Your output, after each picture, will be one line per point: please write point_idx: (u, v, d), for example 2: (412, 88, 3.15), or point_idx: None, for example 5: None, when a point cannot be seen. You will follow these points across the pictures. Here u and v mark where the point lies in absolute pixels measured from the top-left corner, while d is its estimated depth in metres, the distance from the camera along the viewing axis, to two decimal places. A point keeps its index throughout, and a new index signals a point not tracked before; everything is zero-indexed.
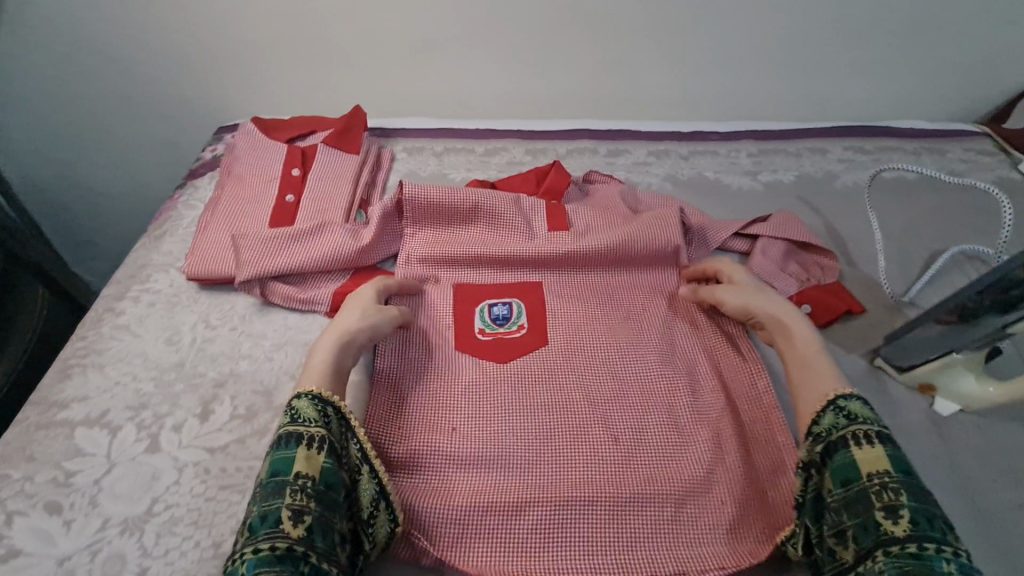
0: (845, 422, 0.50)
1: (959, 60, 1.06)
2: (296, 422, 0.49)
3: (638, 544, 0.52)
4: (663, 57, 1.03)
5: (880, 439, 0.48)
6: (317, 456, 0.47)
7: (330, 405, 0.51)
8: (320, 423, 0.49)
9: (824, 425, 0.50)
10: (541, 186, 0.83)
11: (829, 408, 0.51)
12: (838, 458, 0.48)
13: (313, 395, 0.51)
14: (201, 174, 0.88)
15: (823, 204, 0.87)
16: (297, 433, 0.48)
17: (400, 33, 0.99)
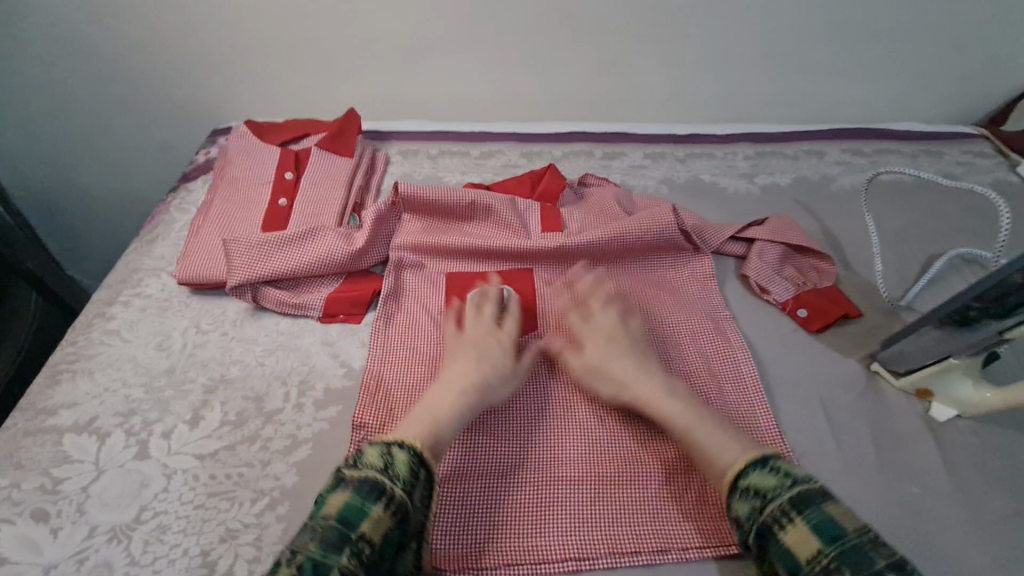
0: (761, 503, 0.48)
1: (957, 62, 1.06)
2: (384, 474, 0.48)
3: (624, 521, 0.53)
4: (660, 59, 1.03)
5: (797, 510, 0.46)
6: (386, 519, 0.45)
7: (423, 469, 0.49)
8: (406, 483, 0.47)
9: (743, 513, 0.48)
10: (536, 189, 0.82)
11: (737, 492, 0.50)
12: (775, 546, 0.45)
13: (416, 450, 0.50)
14: (194, 178, 0.87)
15: (819, 207, 0.86)
16: (379, 486, 0.46)
17: (396, 35, 0.99)
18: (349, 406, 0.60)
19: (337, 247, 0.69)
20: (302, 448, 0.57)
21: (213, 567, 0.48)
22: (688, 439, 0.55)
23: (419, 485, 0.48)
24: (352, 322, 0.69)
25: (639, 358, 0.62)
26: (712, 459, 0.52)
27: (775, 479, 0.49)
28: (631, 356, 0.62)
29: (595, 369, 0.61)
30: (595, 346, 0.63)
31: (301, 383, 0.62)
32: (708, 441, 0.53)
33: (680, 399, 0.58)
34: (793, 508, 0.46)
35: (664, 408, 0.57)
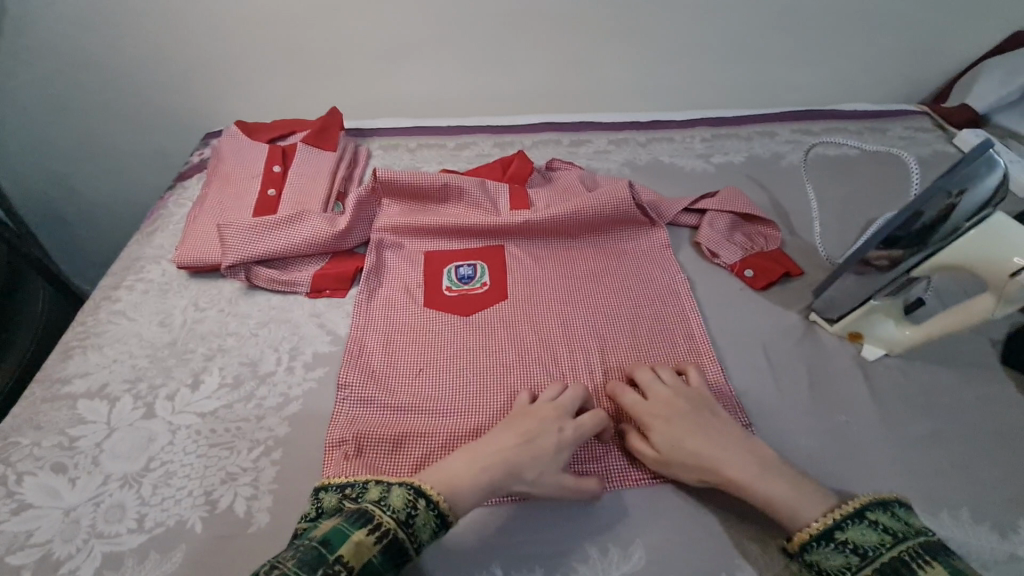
0: (890, 540, 0.44)
1: (900, 46, 1.13)
2: (379, 505, 0.47)
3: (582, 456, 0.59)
4: (621, 54, 1.10)
5: (933, 555, 0.43)
6: (370, 547, 0.44)
7: (422, 499, 0.48)
8: (395, 516, 0.46)
9: (868, 543, 0.45)
10: (505, 174, 0.89)
11: (860, 521, 0.46)
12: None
13: (416, 487, 0.48)
14: (189, 177, 0.94)
15: (768, 181, 0.94)
16: (369, 514, 0.46)
17: (373, 39, 1.06)
18: (334, 367, 0.67)
19: (322, 230, 0.76)
20: (294, 404, 0.63)
21: (215, 504, 0.54)
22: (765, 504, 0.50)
23: (419, 515, 0.47)
24: (337, 296, 0.75)
25: (707, 425, 0.56)
26: (796, 516, 0.48)
27: (905, 525, 0.45)
28: (708, 426, 0.56)
29: (669, 444, 0.55)
30: (672, 419, 0.56)
31: (291, 349, 0.68)
32: (790, 500, 0.49)
33: (739, 457, 0.52)
34: (928, 553, 0.43)
35: (730, 475, 0.52)
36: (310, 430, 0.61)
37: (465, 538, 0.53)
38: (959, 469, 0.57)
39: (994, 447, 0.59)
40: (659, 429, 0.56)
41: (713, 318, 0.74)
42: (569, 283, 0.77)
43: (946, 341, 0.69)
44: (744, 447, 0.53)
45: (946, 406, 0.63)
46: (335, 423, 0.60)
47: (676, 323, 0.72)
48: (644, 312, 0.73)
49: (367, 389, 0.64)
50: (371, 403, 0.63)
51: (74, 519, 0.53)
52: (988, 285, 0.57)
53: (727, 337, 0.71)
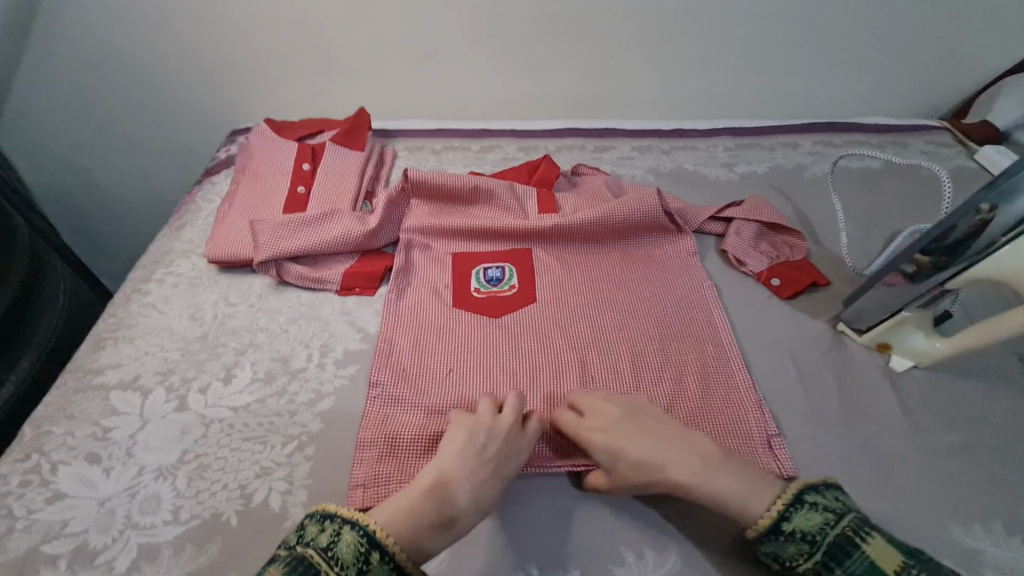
0: (831, 518, 0.47)
1: (921, 61, 1.15)
2: (326, 548, 0.45)
3: None
4: (646, 62, 1.11)
5: (869, 527, 0.46)
6: None
7: (376, 551, 0.46)
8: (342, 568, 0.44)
9: (813, 528, 0.48)
10: (532, 177, 0.90)
11: (801, 507, 0.49)
12: (853, 561, 0.45)
13: (365, 531, 0.47)
14: (217, 173, 0.95)
15: (792, 192, 0.94)
16: (315, 568, 0.43)
17: (401, 41, 1.06)
18: (366, 364, 0.67)
19: (353, 228, 0.76)
20: (326, 400, 0.63)
21: (250, 498, 0.54)
22: (715, 499, 0.51)
23: (372, 570, 0.45)
24: (366, 294, 0.75)
25: (643, 428, 0.56)
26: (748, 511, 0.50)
27: (836, 501, 0.49)
28: (642, 430, 0.56)
29: (612, 453, 0.55)
30: (607, 423, 0.57)
31: (322, 346, 0.68)
32: (737, 492, 0.51)
33: (682, 457, 0.53)
34: (864, 527, 0.46)
35: (677, 477, 0.52)
36: (342, 426, 0.61)
37: (500, 538, 0.53)
38: (991, 481, 0.58)
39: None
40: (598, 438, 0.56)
41: (740, 325, 0.74)
42: (597, 287, 0.77)
43: (974, 354, 0.69)
44: (678, 447, 0.54)
45: (975, 419, 0.63)
46: (368, 421, 0.60)
47: (704, 330, 0.72)
48: (672, 318, 0.74)
49: (397, 389, 0.64)
50: (400, 403, 0.62)
51: (110, 509, 0.53)
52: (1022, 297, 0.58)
53: (755, 345, 0.71)
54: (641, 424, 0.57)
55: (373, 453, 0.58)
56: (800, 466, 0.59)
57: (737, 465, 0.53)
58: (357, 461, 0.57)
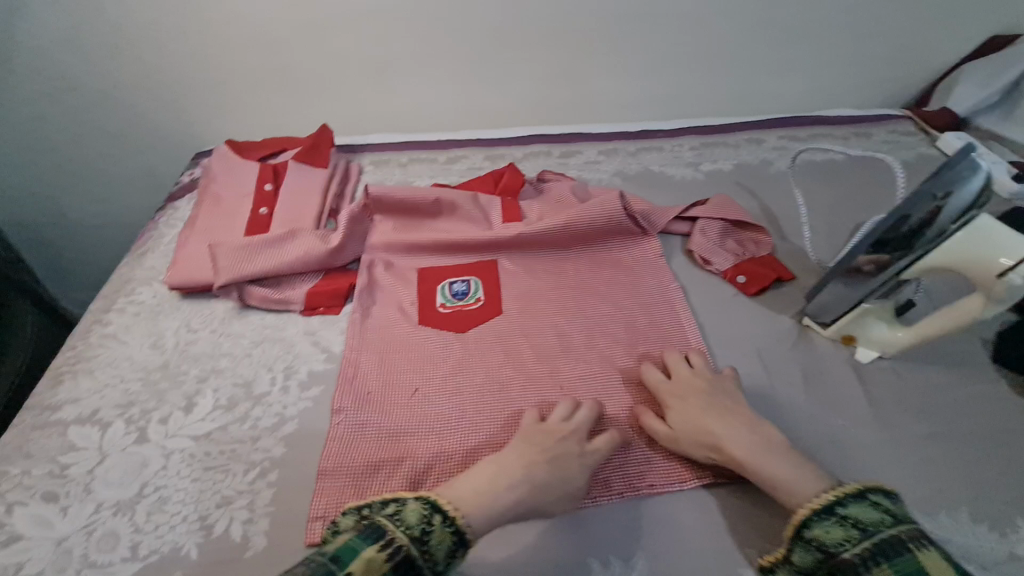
0: (889, 519, 0.43)
1: (881, 52, 1.16)
2: (394, 519, 0.46)
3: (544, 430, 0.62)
4: (609, 65, 1.12)
5: (932, 541, 0.41)
6: (381, 564, 0.42)
7: (438, 514, 0.47)
8: (406, 532, 0.45)
9: (868, 520, 0.44)
10: (498, 186, 0.90)
11: (861, 501, 0.45)
12: (898, 558, 0.41)
13: (429, 501, 0.48)
14: (180, 197, 0.94)
15: (757, 188, 0.95)
16: (381, 530, 0.44)
17: (364, 55, 1.06)
18: (330, 386, 0.66)
19: (315, 247, 0.75)
20: (289, 424, 0.62)
21: (211, 529, 0.53)
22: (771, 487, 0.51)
23: (435, 531, 0.46)
24: (331, 313, 0.74)
25: (720, 409, 0.58)
26: (790, 494, 0.50)
27: (905, 512, 0.45)
28: (717, 412, 0.57)
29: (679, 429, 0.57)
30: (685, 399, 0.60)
31: (285, 369, 0.68)
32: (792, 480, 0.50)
33: (747, 442, 0.54)
34: (926, 539, 0.42)
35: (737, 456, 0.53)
36: (304, 450, 0.60)
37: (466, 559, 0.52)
38: (957, 470, 0.58)
39: (988, 448, 0.60)
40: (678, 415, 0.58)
41: (708, 326, 0.74)
42: (563, 294, 0.77)
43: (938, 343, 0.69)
44: (747, 432, 0.55)
45: (940, 407, 0.63)
46: (332, 443, 0.60)
47: (672, 332, 0.72)
48: (640, 322, 0.73)
49: (363, 413, 0.63)
50: (366, 427, 0.61)
51: (66, 549, 0.52)
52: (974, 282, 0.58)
53: (724, 344, 0.71)
54: (725, 405, 0.58)
55: (337, 479, 0.57)
56: None
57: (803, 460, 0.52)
58: (321, 485, 0.56)
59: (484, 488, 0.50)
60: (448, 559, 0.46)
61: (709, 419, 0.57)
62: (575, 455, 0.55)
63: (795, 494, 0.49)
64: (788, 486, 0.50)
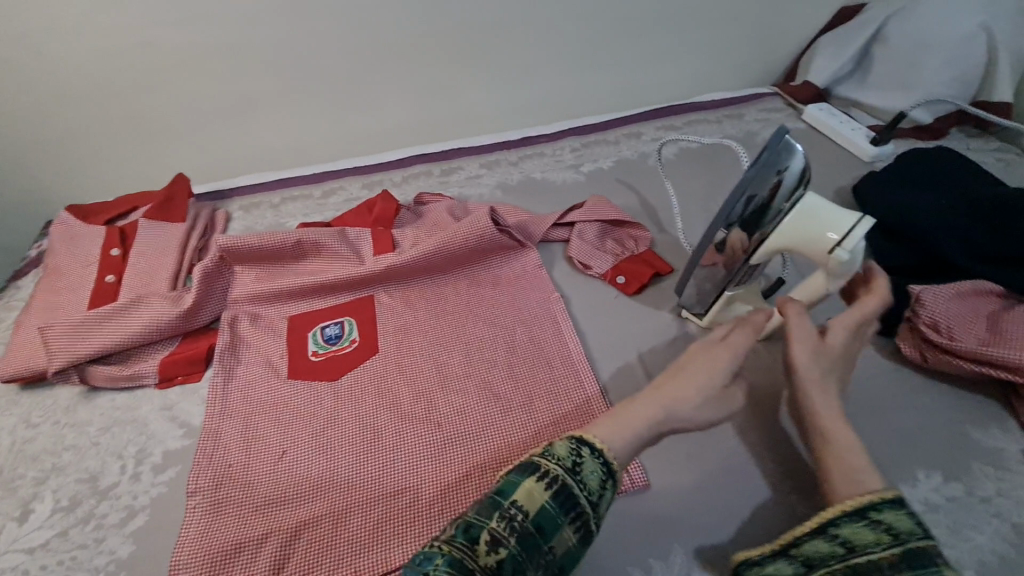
0: (925, 532, 0.42)
1: (744, 34, 1.19)
2: (546, 455, 0.47)
3: (415, 466, 0.60)
4: (483, 76, 1.10)
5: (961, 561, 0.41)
6: (542, 492, 0.44)
7: (586, 448, 0.48)
8: (560, 463, 0.46)
9: (903, 528, 0.42)
10: (371, 216, 0.86)
11: (900, 508, 0.43)
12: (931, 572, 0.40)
13: (575, 437, 0.49)
14: (23, 274, 0.85)
15: (636, 184, 0.95)
16: (537, 464, 0.46)
17: (220, 95, 1.00)
18: (188, 464, 0.61)
19: (165, 313, 0.70)
20: (140, 516, 0.56)
21: None
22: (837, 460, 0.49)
23: (586, 462, 0.47)
24: (191, 381, 0.69)
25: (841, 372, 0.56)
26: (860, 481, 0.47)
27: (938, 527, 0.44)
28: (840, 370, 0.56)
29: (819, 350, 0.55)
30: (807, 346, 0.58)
31: (137, 453, 0.62)
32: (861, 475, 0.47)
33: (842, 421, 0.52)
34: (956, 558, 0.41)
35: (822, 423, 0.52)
36: (156, 544, 0.54)
37: None
38: None
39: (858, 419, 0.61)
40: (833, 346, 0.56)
41: (590, 334, 0.73)
42: (442, 321, 0.74)
43: None
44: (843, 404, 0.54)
45: None
46: (189, 530, 0.55)
47: (553, 346, 0.70)
48: (521, 339, 0.71)
49: (225, 488, 0.58)
50: (228, 504, 0.57)
51: None
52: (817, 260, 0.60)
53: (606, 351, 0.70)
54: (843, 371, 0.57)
55: (194, 571, 0.52)
56: (650, 473, 0.58)
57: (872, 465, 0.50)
58: None
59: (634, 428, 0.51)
60: (601, 490, 0.47)
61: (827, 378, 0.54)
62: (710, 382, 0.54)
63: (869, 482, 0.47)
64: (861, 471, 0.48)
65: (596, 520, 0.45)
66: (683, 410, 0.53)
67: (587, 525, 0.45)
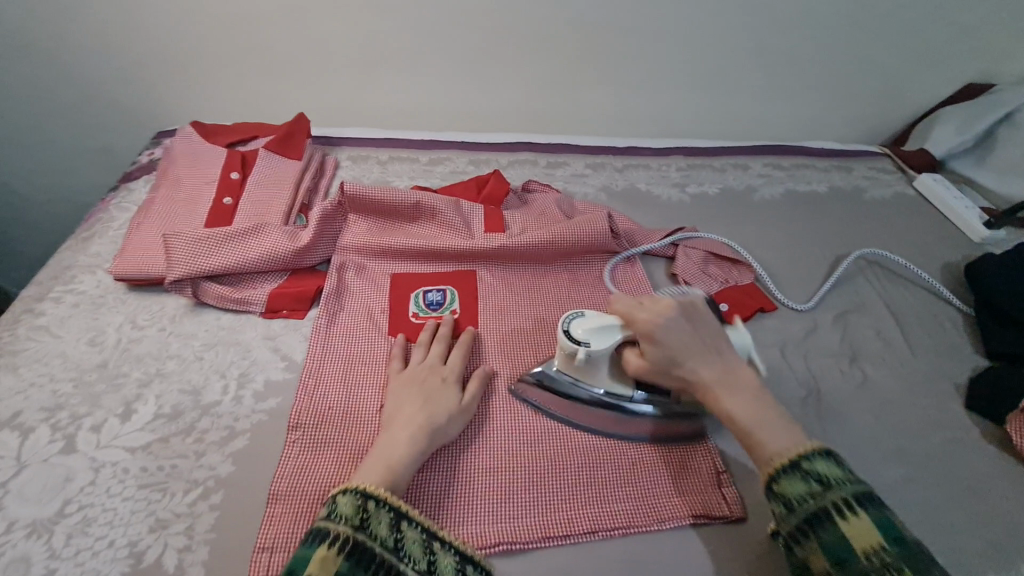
0: (818, 490, 0.44)
1: (864, 89, 1.18)
2: (328, 517, 0.45)
3: (515, 451, 0.59)
4: (601, 77, 1.10)
5: (862, 505, 0.43)
6: (335, 559, 0.42)
7: (372, 500, 0.47)
8: (349, 524, 0.45)
9: (795, 494, 0.45)
10: (481, 194, 0.86)
11: (792, 472, 0.45)
12: (824, 531, 0.42)
13: (361, 490, 0.47)
14: (135, 178, 0.87)
15: (741, 215, 0.95)
16: (323, 530, 0.44)
17: (348, 44, 1.01)
18: (288, 398, 0.61)
19: (282, 245, 0.70)
20: (240, 439, 0.57)
21: (141, 556, 0.48)
22: (747, 440, 0.49)
23: (373, 516, 0.46)
24: (294, 317, 0.69)
25: (704, 341, 0.55)
26: (765, 447, 0.48)
27: (842, 473, 0.45)
28: (705, 344, 0.54)
29: (656, 358, 0.55)
30: (407, 391, 0.59)
31: (240, 376, 0.62)
32: (773, 440, 0.48)
33: (736, 394, 0.51)
34: (858, 502, 0.43)
35: (723, 408, 0.51)
36: (256, 469, 0.55)
37: None
38: (930, 518, 0.58)
39: (955, 494, 0.60)
40: (665, 334, 0.54)
41: None
42: (544, 311, 0.74)
43: (911, 388, 0.70)
44: (726, 369, 0.53)
45: (913, 451, 0.64)
46: (286, 463, 0.54)
47: None
48: None
49: (325, 430, 0.58)
50: (327, 446, 0.57)
51: None
52: (598, 365, 0.59)
53: None
54: (705, 336, 0.55)
55: (290, 505, 0.52)
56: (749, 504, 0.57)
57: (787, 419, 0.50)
58: (271, 511, 0.51)
59: (399, 458, 0.52)
60: (396, 535, 0.46)
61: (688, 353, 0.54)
62: (453, 402, 0.59)
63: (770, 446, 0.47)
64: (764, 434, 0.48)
65: (411, 566, 0.45)
66: (442, 426, 0.56)
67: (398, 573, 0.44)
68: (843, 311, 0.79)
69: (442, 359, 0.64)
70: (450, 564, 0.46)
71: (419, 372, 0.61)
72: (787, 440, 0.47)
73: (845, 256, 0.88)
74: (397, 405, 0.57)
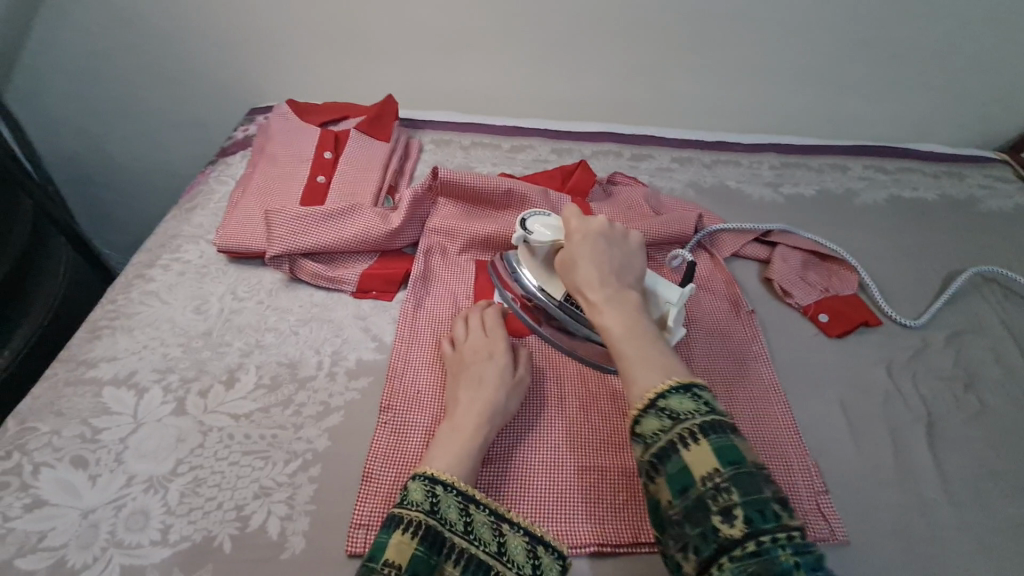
0: (669, 424, 0.41)
1: (984, 89, 1.08)
2: (401, 504, 0.45)
3: (604, 449, 0.58)
4: (695, 68, 1.05)
5: (705, 432, 0.40)
6: (410, 544, 0.42)
7: (440, 485, 0.46)
8: (423, 509, 0.44)
9: (648, 429, 0.42)
10: (566, 184, 0.84)
11: (649, 408, 0.42)
12: (669, 465, 0.40)
13: (428, 475, 0.46)
14: (232, 152, 0.90)
15: (840, 220, 0.89)
16: (397, 516, 0.44)
17: (439, 26, 1.01)
18: (379, 378, 0.62)
19: (375, 226, 0.71)
20: (335, 415, 0.58)
21: (247, 521, 0.49)
22: (618, 356, 0.47)
23: (441, 500, 0.45)
24: (383, 298, 0.70)
25: (615, 261, 0.55)
26: (631, 369, 0.45)
27: (693, 402, 0.42)
28: (612, 266, 0.55)
29: (573, 271, 0.55)
30: (461, 373, 0.59)
31: (333, 353, 0.64)
32: (638, 358, 0.46)
33: (624, 312, 0.50)
34: (702, 430, 0.40)
35: (608, 317, 0.50)
36: (352, 447, 0.56)
37: None
38: None
39: None
40: (586, 248, 0.56)
41: (790, 364, 0.68)
42: None
43: None
44: (628, 298, 0.52)
45: None
46: (380, 443, 0.55)
47: (743, 365, 0.66)
48: (720, 351, 0.67)
49: (417, 416, 0.58)
50: (417, 431, 0.57)
51: (93, 523, 0.48)
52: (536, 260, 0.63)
53: (802, 390, 0.65)
54: (625, 263, 0.56)
55: (383, 486, 0.52)
56: (853, 530, 0.54)
57: (662, 344, 0.48)
58: (365, 490, 0.52)
59: (474, 433, 0.52)
60: (465, 519, 0.45)
61: (603, 268, 0.54)
62: (504, 377, 0.58)
63: (634, 368, 0.45)
64: (636, 357, 0.46)
65: (482, 549, 0.44)
66: (502, 402, 0.56)
67: (470, 557, 0.43)
68: (955, 331, 0.73)
69: (484, 334, 0.63)
70: (522, 546, 0.45)
71: (468, 351, 0.61)
72: (657, 370, 0.45)
73: (957, 272, 0.81)
74: (455, 393, 0.57)
